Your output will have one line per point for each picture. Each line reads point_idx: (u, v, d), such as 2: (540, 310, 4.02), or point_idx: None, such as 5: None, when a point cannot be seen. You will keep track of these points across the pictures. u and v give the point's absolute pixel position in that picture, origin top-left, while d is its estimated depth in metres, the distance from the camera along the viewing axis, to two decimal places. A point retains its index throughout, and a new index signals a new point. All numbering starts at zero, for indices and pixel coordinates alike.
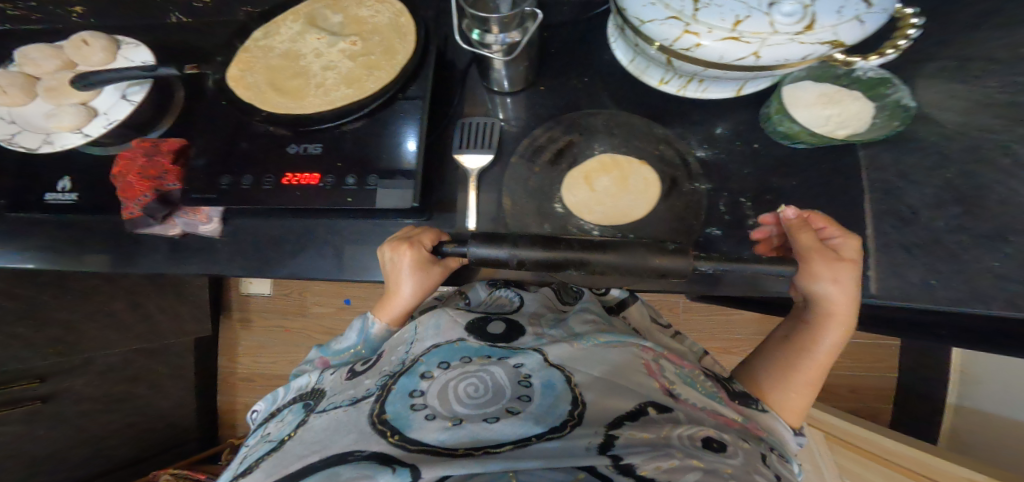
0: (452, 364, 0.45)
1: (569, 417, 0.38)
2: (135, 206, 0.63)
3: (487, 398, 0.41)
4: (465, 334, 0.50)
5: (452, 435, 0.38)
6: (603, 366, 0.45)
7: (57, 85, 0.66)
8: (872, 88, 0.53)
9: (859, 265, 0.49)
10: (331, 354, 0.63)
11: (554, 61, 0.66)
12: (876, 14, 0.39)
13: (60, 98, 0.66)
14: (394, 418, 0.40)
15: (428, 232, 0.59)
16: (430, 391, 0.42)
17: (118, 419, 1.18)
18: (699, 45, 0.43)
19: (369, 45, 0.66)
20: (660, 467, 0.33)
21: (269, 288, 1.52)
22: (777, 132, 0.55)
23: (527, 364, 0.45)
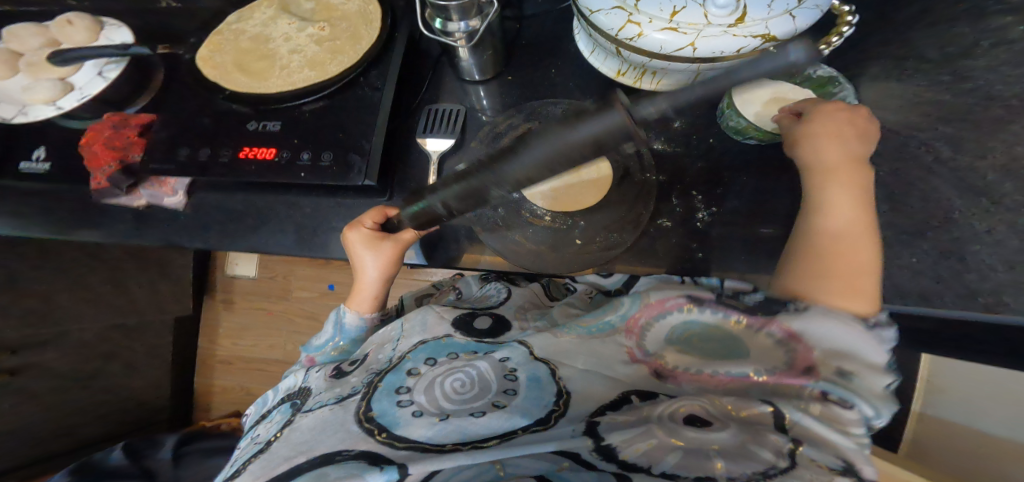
0: (439, 361, 0.47)
1: (553, 407, 0.40)
2: (101, 177, 0.63)
3: (473, 393, 0.43)
4: (452, 330, 0.51)
5: (440, 430, 0.40)
6: (582, 355, 0.44)
7: (38, 60, 0.66)
8: (822, 87, 0.54)
9: (860, 126, 0.47)
10: (313, 351, 0.63)
11: (524, 52, 0.67)
12: (808, 10, 0.39)
13: (38, 73, 0.66)
14: (379, 417, 0.42)
15: (372, 213, 0.60)
16: (417, 388, 0.44)
17: (86, 397, 1.15)
18: (641, 34, 0.43)
19: (337, 30, 0.64)
20: (639, 449, 0.34)
21: (255, 270, 1.47)
22: (728, 127, 0.58)
23: (512, 358, 0.46)
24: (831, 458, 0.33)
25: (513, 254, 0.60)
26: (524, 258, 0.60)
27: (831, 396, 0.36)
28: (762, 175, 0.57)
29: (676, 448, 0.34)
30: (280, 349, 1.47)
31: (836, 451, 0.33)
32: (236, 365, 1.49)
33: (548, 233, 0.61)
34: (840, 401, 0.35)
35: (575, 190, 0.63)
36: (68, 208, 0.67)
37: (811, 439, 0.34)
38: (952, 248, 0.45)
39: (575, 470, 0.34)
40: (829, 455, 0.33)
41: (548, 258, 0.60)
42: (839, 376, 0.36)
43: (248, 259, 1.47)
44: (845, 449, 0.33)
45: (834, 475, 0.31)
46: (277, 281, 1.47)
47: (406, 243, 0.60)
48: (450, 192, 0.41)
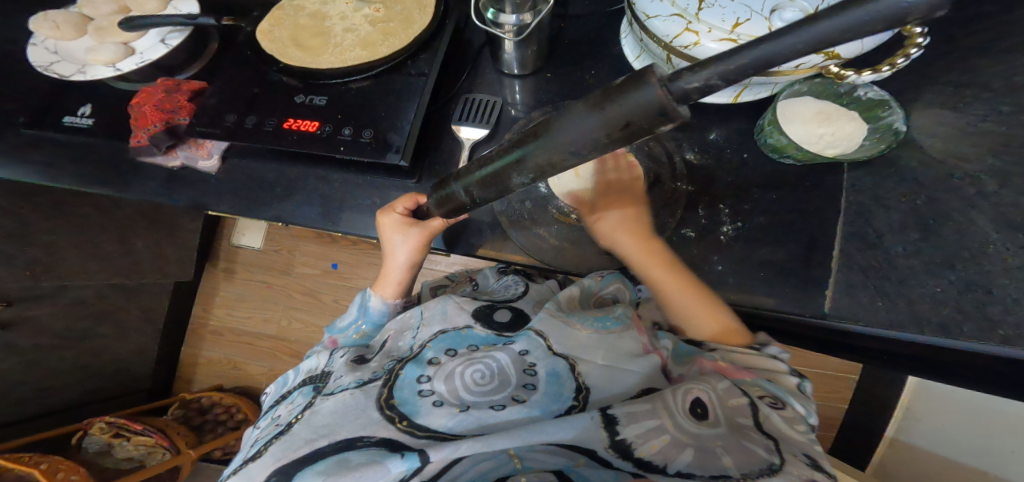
0: (459, 352, 0.49)
1: (574, 403, 0.43)
2: (143, 135, 0.62)
3: (493, 386, 0.45)
4: (473, 321, 0.53)
5: (460, 422, 0.43)
6: (601, 350, 0.46)
7: (107, 25, 0.64)
8: (869, 109, 0.57)
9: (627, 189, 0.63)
10: (336, 333, 0.64)
11: (568, 51, 0.68)
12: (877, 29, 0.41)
13: (104, 37, 0.64)
14: (401, 404, 0.45)
15: (406, 198, 0.59)
16: (438, 379, 0.47)
17: (72, 357, 1.13)
18: (696, 44, 0.44)
19: (391, 13, 0.64)
20: (655, 446, 0.37)
21: (260, 242, 1.46)
22: (767, 145, 0.60)
23: (533, 351, 0.47)
24: (796, 448, 0.38)
25: (535, 249, 0.61)
26: (546, 253, 0.61)
27: (776, 397, 0.43)
28: (790, 194, 0.59)
29: (688, 446, 0.37)
30: (275, 324, 1.45)
31: (801, 447, 0.38)
32: (226, 337, 1.48)
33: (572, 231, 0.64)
34: (778, 400, 0.43)
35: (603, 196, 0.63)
36: (100, 162, 0.67)
37: (782, 435, 0.39)
38: (978, 281, 0.45)
39: (592, 467, 0.38)
40: (798, 451, 0.37)
41: (569, 255, 0.62)
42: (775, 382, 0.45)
43: (256, 231, 1.46)
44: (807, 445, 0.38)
45: (811, 468, 0.36)
46: (282, 255, 1.46)
47: (434, 231, 0.59)
48: (474, 178, 0.40)
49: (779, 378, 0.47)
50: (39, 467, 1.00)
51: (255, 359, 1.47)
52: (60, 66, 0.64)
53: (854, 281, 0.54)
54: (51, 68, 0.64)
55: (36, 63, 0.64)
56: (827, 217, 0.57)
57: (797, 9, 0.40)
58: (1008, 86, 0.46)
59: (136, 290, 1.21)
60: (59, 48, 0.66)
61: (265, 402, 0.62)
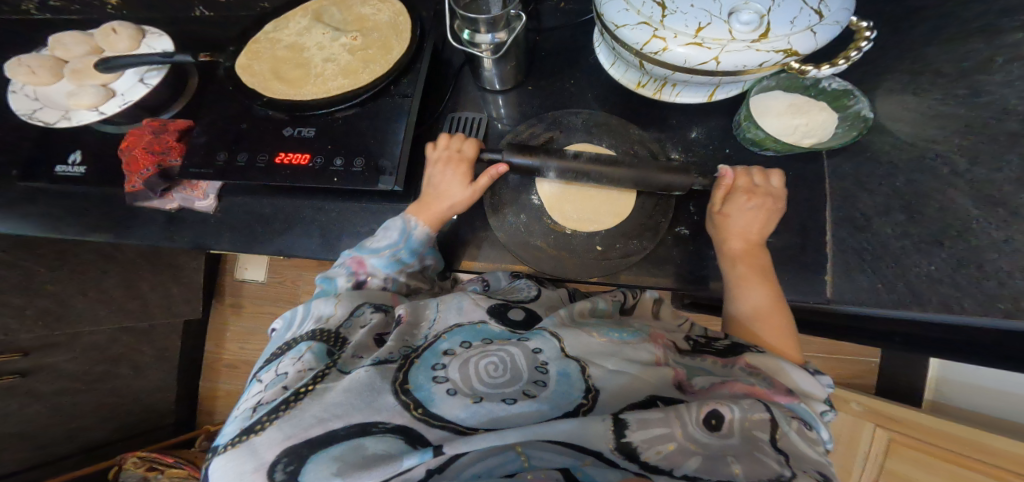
0: (473, 344, 0.48)
1: (582, 401, 0.43)
2: (137, 180, 0.64)
3: (506, 379, 0.45)
4: (487, 317, 0.52)
5: (473, 414, 0.42)
6: (612, 358, 0.47)
7: (82, 67, 0.63)
8: (837, 99, 0.58)
9: (779, 204, 0.57)
10: (366, 252, 0.60)
11: (544, 64, 0.70)
12: (828, 26, 0.42)
13: (81, 79, 0.64)
14: (415, 389, 0.44)
15: (471, 141, 0.63)
16: (452, 367, 0.46)
17: (93, 399, 1.15)
18: (665, 49, 0.45)
19: (369, 40, 0.66)
20: (660, 452, 0.38)
21: (263, 274, 1.48)
22: (746, 139, 0.60)
23: (545, 350, 0.47)
24: (813, 470, 0.39)
25: (535, 260, 0.63)
26: (545, 263, 0.63)
27: (804, 419, 0.44)
28: None
29: (697, 454, 0.38)
30: None
31: (815, 465, 0.39)
32: (241, 369, 1.49)
33: (568, 239, 0.64)
34: (807, 424, 0.44)
35: (593, 210, 0.64)
36: (100, 210, 0.69)
37: (796, 451, 0.40)
38: (969, 256, 0.45)
39: (598, 466, 0.37)
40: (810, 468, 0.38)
41: (568, 262, 0.63)
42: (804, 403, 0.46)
43: (257, 264, 1.47)
44: (822, 465, 0.40)
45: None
46: (287, 285, 1.48)
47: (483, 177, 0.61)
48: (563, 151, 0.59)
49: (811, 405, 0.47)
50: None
51: None
52: (44, 113, 0.66)
53: None
54: (37, 116, 0.65)
55: (20, 111, 0.65)
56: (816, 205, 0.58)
57: (752, 11, 0.41)
58: (961, 70, 0.47)
59: (150, 329, 1.23)
60: (40, 94, 0.66)
61: (272, 337, 0.57)
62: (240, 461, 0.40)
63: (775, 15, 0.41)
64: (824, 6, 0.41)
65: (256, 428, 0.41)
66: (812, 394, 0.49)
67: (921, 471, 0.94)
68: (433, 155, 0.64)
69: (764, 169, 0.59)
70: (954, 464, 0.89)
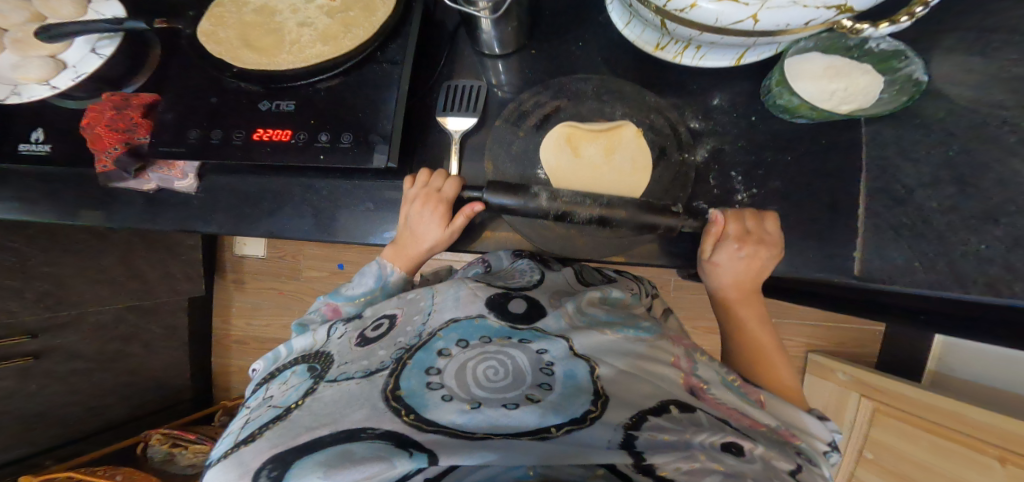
0: (471, 343, 0.44)
1: (591, 407, 0.39)
2: (106, 159, 0.58)
3: (506, 383, 0.42)
4: (486, 310, 0.48)
5: (471, 419, 0.39)
6: (626, 356, 0.45)
7: (24, 36, 0.59)
8: (883, 62, 0.51)
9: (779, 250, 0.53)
10: (341, 300, 0.58)
11: (546, 23, 0.63)
12: None
13: (27, 50, 0.59)
14: (408, 395, 0.41)
15: (451, 179, 0.57)
16: (448, 371, 0.43)
17: (110, 379, 1.15)
18: (693, 5, 0.38)
19: (349, 1, 0.59)
20: (680, 468, 0.35)
21: (263, 250, 1.45)
22: (776, 106, 0.54)
23: (550, 350, 0.44)
24: None
25: (541, 239, 0.59)
26: (552, 243, 0.59)
27: (811, 458, 0.43)
28: (808, 156, 0.54)
29: (715, 472, 0.35)
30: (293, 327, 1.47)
31: None
32: (248, 344, 1.50)
33: None
34: (812, 460, 0.43)
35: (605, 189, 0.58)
36: (76, 191, 0.66)
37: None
38: None
39: (609, 480, 0.34)
40: None
41: (577, 243, 0.59)
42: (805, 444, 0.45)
43: (256, 240, 1.44)
44: None
45: None
46: (287, 261, 1.45)
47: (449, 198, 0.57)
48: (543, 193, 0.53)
49: (807, 440, 0.46)
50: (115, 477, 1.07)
51: None
52: None
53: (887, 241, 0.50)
54: None
55: None
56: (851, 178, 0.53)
57: None
58: None
59: (156, 308, 1.21)
60: None
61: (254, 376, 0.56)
62: (227, 471, 0.39)
63: None
64: None
65: (249, 439, 0.41)
66: (814, 434, 0.47)
67: (901, 441, 0.96)
68: (410, 193, 0.59)
69: (758, 211, 0.54)
70: (939, 436, 0.89)
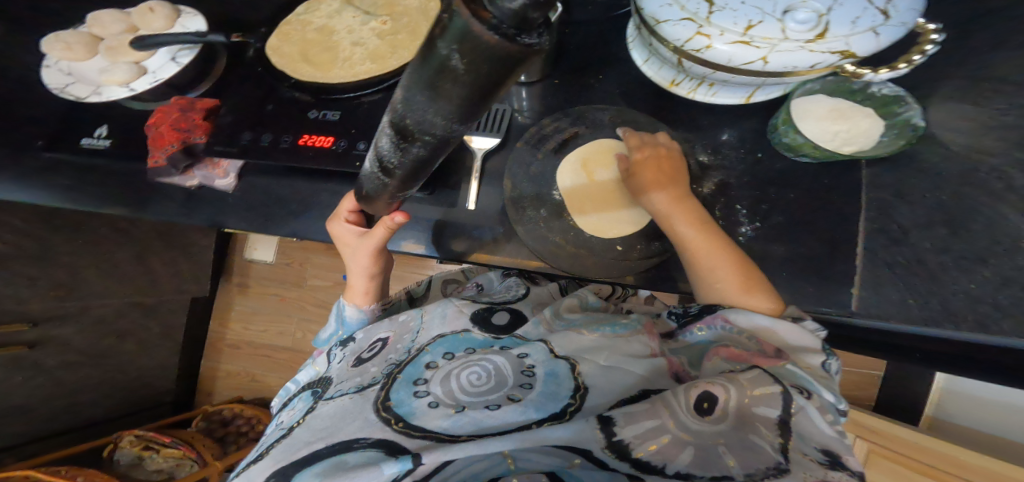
0: (456, 355, 0.50)
1: (570, 400, 0.43)
2: (161, 156, 0.62)
3: (489, 386, 0.45)
4: (470, 325, 0.55)
5: (455, 422, 0.42)
6: (604, 352, 0.47)
7: (117, 43, 0.64)
8: (885, 106, 0.55)
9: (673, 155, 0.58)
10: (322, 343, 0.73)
11: (572, 57, 0.68)
12: (893, 28, 0.39)
13: (116, 56, 0.64)
14: (395, 406, 0.46)
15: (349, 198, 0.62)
16: (434, 381, 0.47)
17: (95, 375, 1.14)
18: (709, 47, 0.43)
19: (397, 25, 0.64)
20: (653, 447, 0.37)
21: (272, 256, 1.47)
22: (781, 144, 0.58)
23: (533, 354, 0.48)
24: (809, 447, 0.38)
25: (552, 255, 0.61)
26: (562, 261, 0.61)
27: (800, 386, 0.41)
28: (815, 191, 0.57)
29: (688, 446, 0.37)
30: (290, 334, 1.47)
31: (820, 443, 0.38)
32: (243, 350, 1.49)
33: (587, 237, 0.62)
34: (801, 385, 0.41)
35: (615, 217, 0.62)
36: (114, 184, 0.68)
37: (799, 431, 0.38)
38: None
39: (586, 468, 0.36)
40: (814, 449, 0.38)
41: (587, 262, 0.61)
42: (797, 364, 0.43)
43: (267, 245, 1.46)
44: (829, 441, 0.38)
45: (824, 468, 0.36)
46: (293, 268, 1.47)
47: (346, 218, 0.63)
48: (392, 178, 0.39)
49: (802, 360, 0.44)
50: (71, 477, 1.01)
51: (270, 370, 1.49)
52: (76, 88, 0.66)
53: (881, 279, 0.53)
54: (68, 90, 0.65)
55: (53, 85, 0.65)
56: (850, 216, 0.55)
57: (811, 9, 0.38)
58: None
59: (157, 306, 1.22)
60: (74, 69, 0.66)
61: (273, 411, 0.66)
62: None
63: (835, 14, 0.38)
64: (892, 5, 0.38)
65: (258, 457, 0.48)
66: (804, 348, 0.45)
67: None
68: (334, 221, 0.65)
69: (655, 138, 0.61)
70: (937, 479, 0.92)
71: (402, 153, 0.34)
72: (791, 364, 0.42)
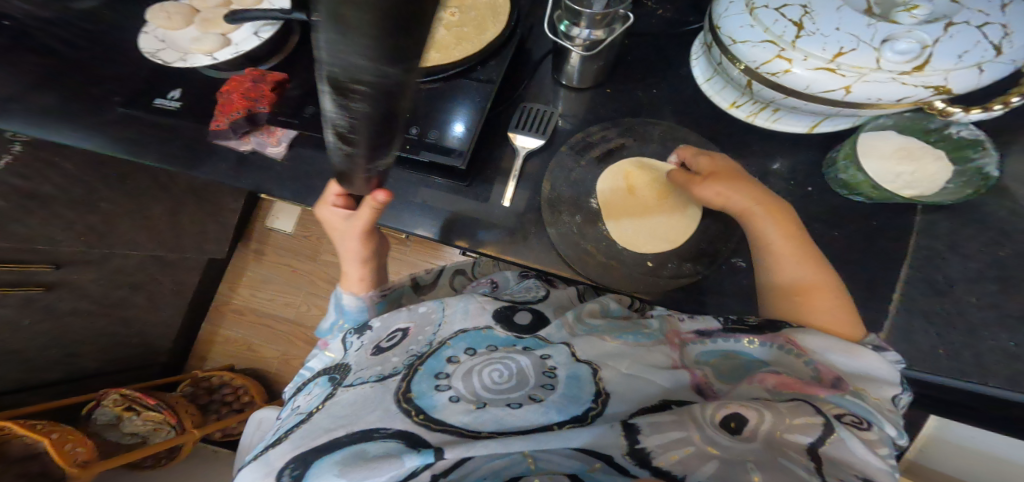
0: (478, 351, 0.49)
1: (592, 404, 0.42)
2: (225, 120, 0.63)
3: (511, 385, 0.45)
4: (493, 322, 0.54)
5: (476, 418, 0.42)
6: (626, 360, 0.47)
7: (212, 16, 0.66)
8: (958, 150, 0.55)
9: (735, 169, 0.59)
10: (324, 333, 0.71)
11: (628, 67, 0.68)
12: (1000, 65, 0.39)
13: (208, 27, 0.66)
14: (416, 398, 0.44)
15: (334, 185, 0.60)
16: (456, 376, 0.46)
17: (103, 325, 1.12)
18: (788, 71, 0.43)
19: (465, 17, 0.65)
20: (676, 456, 0.35)
21: (292, 227, 1.48)
22: (837, 180, 0.58)
23: (555, 356, 0.48)
24: (853, 476, 0.35)
25: (581, 263, 0.60)
26: (591, 270, 0.60)
27: (856, 415, 0.39)
28: (855, 233, 0.57)
29: (713, 458, 0.35)
30: (296, 309, 1.47)
31: (859, 470, 0.35)
32: (245, 320, 1.49)
33: (619, 249, 0.61)
34: (859, 417, 0.39)
35: (651, 231, 0.62)
36: (159, 136, 0.68)
37: (839, 459, 0.36)
38: None
39: (608, 473, 0.35)
40: (854, 477, 0.35)
41: (615, 274, 0.60)
42: (856, 393, 0.41)
43: (288, 216, 1.48)
44: (877, 471, 0.36)
45: None
46: (310, 244, 1.47)
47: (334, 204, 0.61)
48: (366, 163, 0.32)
49: (866, 389, 0.42)
50: (51, 436, 0.95)
51: (270, 343, 1.48)
52: (166, 54, 0.66)
53: (917, 326, 0.52)
54: (157, 55, 0.66)
55: (144, 49, 0.66)
56: (894, 259, 0.55)
57: (913, 41, 0.39)
58: None
59: (173, 264, 1.21)
60: (168, 37, 0.67)
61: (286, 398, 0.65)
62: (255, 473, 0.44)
63: (939, 47, 0.39)
64: (1005, 42, 0.39)
65: (276, 443, 0.47)
66: (873, 376, 0.43)
67: None
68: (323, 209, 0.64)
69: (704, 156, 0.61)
70: None
71: (352, 122, 0.26)
72: (850, 396, 0.41)
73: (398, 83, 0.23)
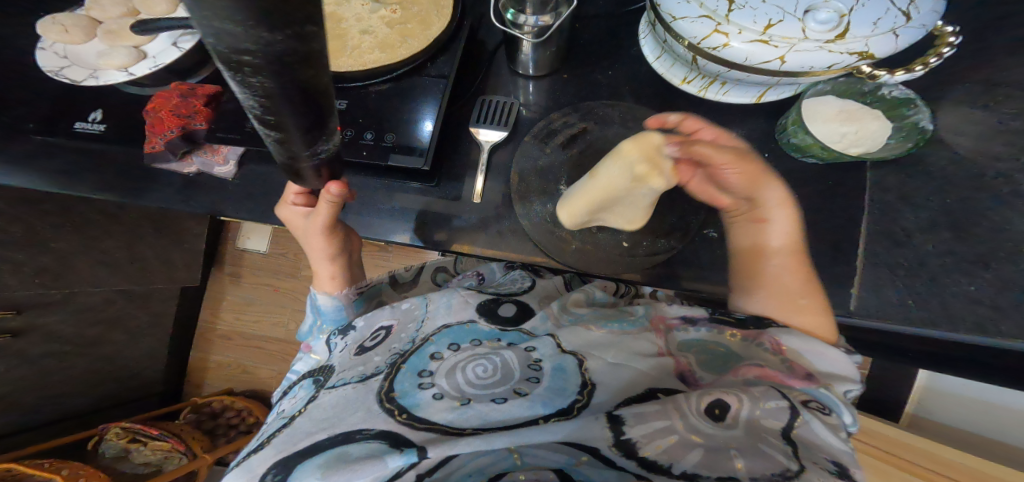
0: (462, 346, 0.49)
1: (578, 397, 0.42)
2: (159, 141, 0.62)
3: (495, 379, 0.45)
4: (476, 316, 0.54)
5: (461, 414, 0.42)
6: (612, 350, 0.48)
7: (116, 28, 0.64)
8: (893, 108, 0.57)
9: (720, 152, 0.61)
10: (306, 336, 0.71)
11: (582, 52, 0.68)
12: (913, 29, 0.40)
13: (116, 40, 0.64)
14: (400, 396, 0.44)
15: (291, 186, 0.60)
16: (439, 373, 0.46)
17: (83, 364, 1.12)
18: (726, 45, 0.43)
19: (408, 14, 0.64)
20: (660, 446, 0.36)
21: (266, 246, 1.46)
22: (790, 145, 0.59)
23: (540, 348, 0.49)
24: (822, 457, 0.36)
25: (559, 251, 0.60)
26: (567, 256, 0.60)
27: (822, 404, 0.42)
28: (816, 192, 0.58)
29: (697, 445, 0.36)
30: (284, 325, 1.45)
31: (830, 454, 0.36)
32: (234, 341, 1.47)
33: (593, 234, 0.61)
34: (825, 406, 0.41)
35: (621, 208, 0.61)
36: (116, 171, 0.66)
37: (810, 442, 0.37)
38: None
39: (592, 465, 0.36)
40: (824, 458, 0.36)
41: (591, 257, 0.60)
42: (826, 387, 0.44)
43: (262, 234, 1.45)
44: (839, 453, 0.37)
45: (834, 477, 0.34)
46: (289, 258, 1.46)
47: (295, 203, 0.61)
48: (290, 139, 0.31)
49: (833, 384, 0.45)
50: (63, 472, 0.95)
51: (262, 361, 1.47)
52: (72, 71, 0.65)
53: (882, 279, 0.54)
54: (62, 73, 0.64)
55: (46, 67, 0.64)
56: (855, 216, 0.56)
57: (831, 10, 0.39)
58: None
59: (148, 294, 1.20)
60: (70, 52, 0.66)
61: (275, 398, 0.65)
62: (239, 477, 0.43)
63: (856, 15, 0.39)
64: (913, 7, 0.39)
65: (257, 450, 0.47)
66: (840, 374, 0.46)
67: None
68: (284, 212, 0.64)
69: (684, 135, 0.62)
70: None
71: (260, 99, 0.26)
72: (823, 387, 0.44)
73: (287, 50, 0.23)
